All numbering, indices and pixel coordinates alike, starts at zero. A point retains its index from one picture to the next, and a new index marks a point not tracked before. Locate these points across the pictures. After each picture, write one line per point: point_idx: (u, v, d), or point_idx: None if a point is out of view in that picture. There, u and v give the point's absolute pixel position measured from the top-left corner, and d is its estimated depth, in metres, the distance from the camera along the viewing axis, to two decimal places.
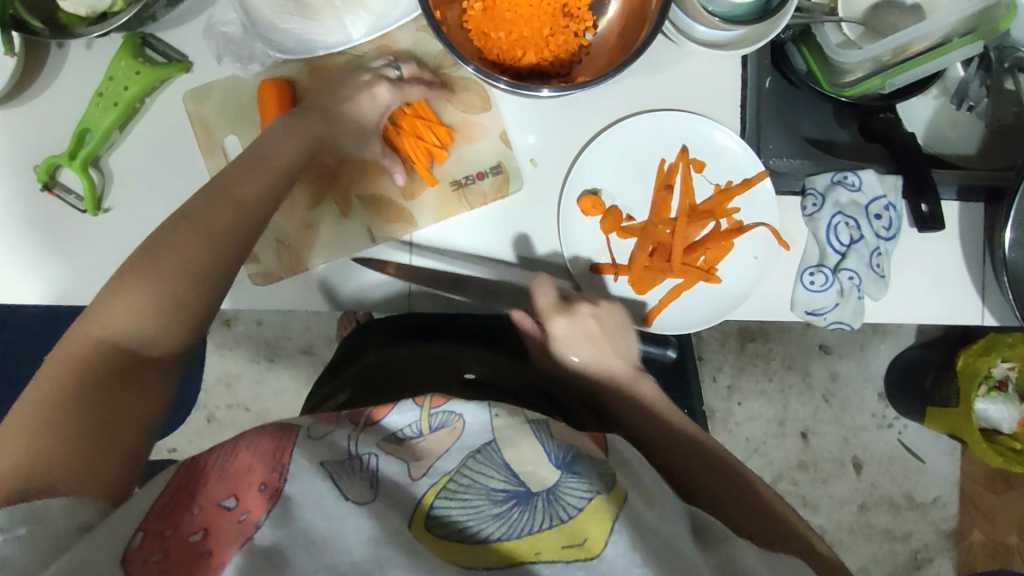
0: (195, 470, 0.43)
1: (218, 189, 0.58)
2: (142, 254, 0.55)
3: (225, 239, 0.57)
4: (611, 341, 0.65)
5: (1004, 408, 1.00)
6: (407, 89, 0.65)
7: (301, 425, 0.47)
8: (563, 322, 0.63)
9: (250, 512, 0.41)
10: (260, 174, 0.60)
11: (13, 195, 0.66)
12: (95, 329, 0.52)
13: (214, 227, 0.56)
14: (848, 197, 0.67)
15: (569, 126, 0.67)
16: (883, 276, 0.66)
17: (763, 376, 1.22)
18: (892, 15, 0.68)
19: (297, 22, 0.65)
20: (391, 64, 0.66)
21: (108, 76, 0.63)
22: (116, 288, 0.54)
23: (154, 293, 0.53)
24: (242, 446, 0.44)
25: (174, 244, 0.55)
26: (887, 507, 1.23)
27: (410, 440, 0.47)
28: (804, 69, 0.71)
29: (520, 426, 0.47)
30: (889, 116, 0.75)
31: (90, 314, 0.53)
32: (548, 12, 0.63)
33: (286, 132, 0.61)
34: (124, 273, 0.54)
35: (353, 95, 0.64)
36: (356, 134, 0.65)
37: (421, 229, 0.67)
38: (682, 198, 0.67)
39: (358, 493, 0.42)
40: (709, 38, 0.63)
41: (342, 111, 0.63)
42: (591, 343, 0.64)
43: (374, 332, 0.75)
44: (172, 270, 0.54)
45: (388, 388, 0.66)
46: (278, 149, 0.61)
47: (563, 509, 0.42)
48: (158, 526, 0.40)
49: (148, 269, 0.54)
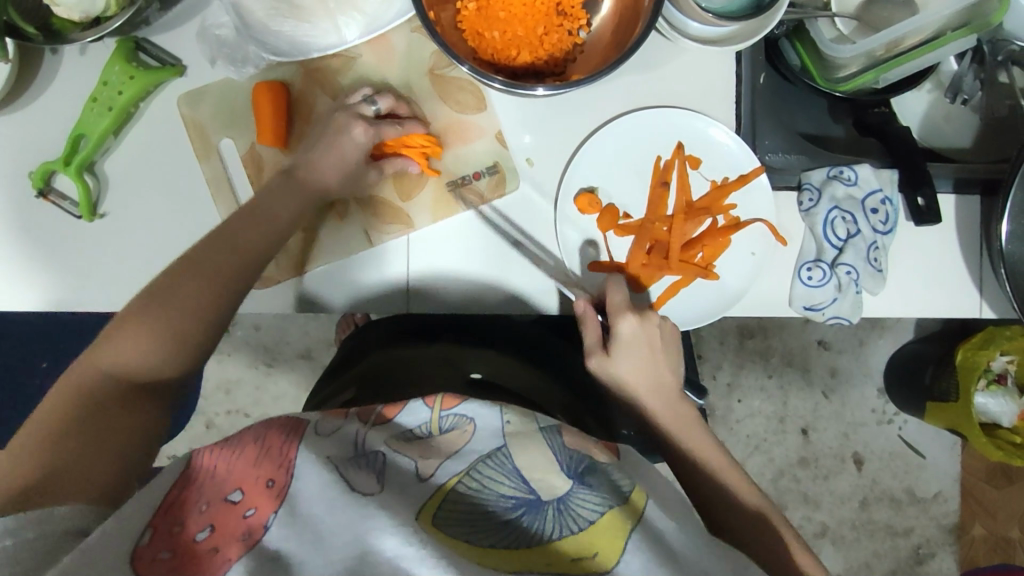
0: (203, 468, 0.43)
1: (222, 233, 0.59)
2: (147, 297, 0.57)
3: (227, 283, 0.58)
4: (668, 354, 0.64)
5: (1003, 402, 1.00)
6: (385, 129, 0.64)
7: (310, 420, 0.48)
8: (631, 322, 0.62)
9: (257, 508, 0.41)
10: (258, 224, 0.60)
11: (9, 201, 0.66)
12: (102, 362, 0.54)
13: (214, 272, 0.58)
14: (845, 192, 0.67)
15: (565, 125, 0.67)
16: (881, 270, 0.66)
17: (762, 373, 1.22)
18: (885, 9, 0.68)
19: (290, 25, 0.64)
20: (370, 99, 0.64)
21: (102, 81, 0.63)
22: (125, 324, 0.55)
23: (159, 333, 0.55)
24: (250, 442, 0.45)
25: (183, 286, 0.57)
26: (888, 503, 1.23)
27: (419, 440, 0.48)
28: (798, 64, 0.71)
29: (532, 434, 0.48)
30: (884, 111, 0.73)
31: (97, 348, 0.55)
32: (542, 10, 0.63)
33: (292, 196, 0.62)
34: (133, 310, 0.56)
35: (332, 141, 0.62)
36: (348, 180, 0.64)
37: (420, 231, 0.67)
38: (678, 194, 0.67)
39: (365, 485, 0.42)
40: (703, 35, 0.63)
41: (321, 156, 0.62)
42: (651, 363, 0.63)
43: (375, 331, 0.76)
44: (174, 310, 0.56)
45: (395, 387, 0.67)
46: (280, 211, 0.62)
47: (574, 520, 0.42)
48: (164, 522, 0.40)
49: (152, 309, 0.56)
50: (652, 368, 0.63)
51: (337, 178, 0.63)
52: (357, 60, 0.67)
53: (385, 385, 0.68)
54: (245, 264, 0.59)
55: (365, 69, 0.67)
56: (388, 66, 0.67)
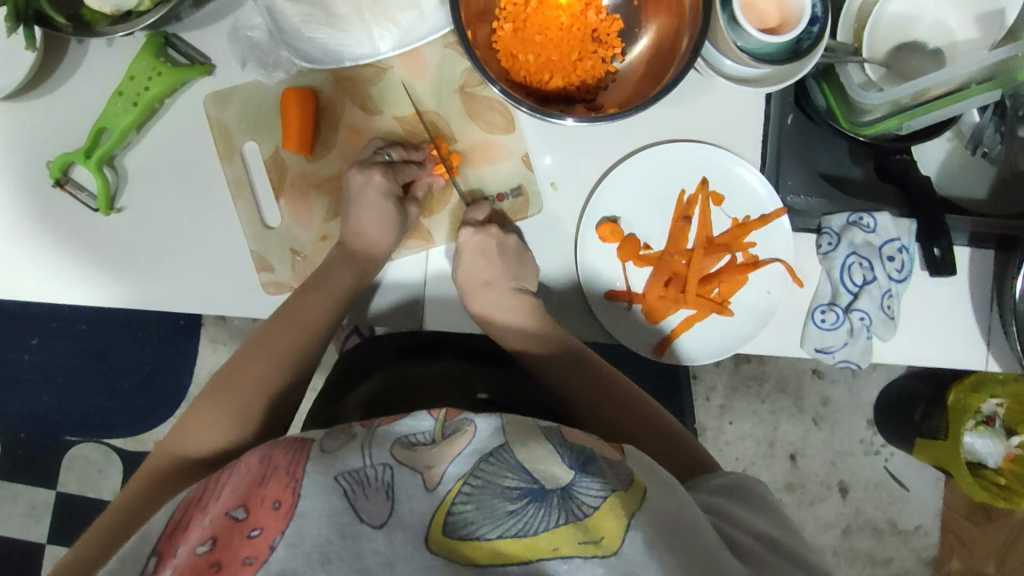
0: (215, 489, 0.46)
1: (282, 314, 0.64)
2: (216, 382, 0.62)
3: (287, 361, 0.63)
4: (506, 262, 0.65)
5: (989, 443, 1.02)
6: (403, 174, 0.65)
7: (314, 440, 0.49)
8: (467, 231, 0.65)
9: (261, 529, 0.41)
10: (320, 294, 0.65)
11: (26, 189, 0.65)
12: (172, 448, 0.58)
13: (281, 351, 0.63)
14: (863, 238, 0.67)
15: (590, 151, 0.67)
16: (892, 318, 0.67)
17: (755, 398, 1.23)
18: (914, 58, 0.68)
19: (324, 32, 0.62)
20: (379, 150, 0.66)
21: (129, 75, 0.62)
22: (194, 412, 0.59)
23: (226, 412, 0.59)
24: (258, 462, 0.47)
25: (249, 368, 0.62)
26: (870, 532, 1.24)
27: (423, 446, 0.47)
28: (824, 106, 0.71)
29: (535, 434, 0.47)
30: (906, 158, 0.74)
31: (170, 436, 0.59)
32: (577, 37, 0.63)
33: (346, 261, 0.65)
34: (201, 400, 0.60)
35: (361, 196, 0.65)
36: (397, 231, 0.66)
37: (438, 247, 0.69)
38: (699, 230, 0.67)
39: (375, 514, 0.42)
40: (736, 73, 0.63)
41: (358, 206, 0.66)
42: (482, 269, 0.65)
43: (378, 350, 0.73)
44: (244, 391, 0.61)
45: (406, 405, 0.66)
46: (338, 277, 0.65)
47: (579, 507, 0.42)
48: (175, 545, 0.43)
49: (218, 397, 0.60)
50: (483, 273, 0.65)
51: (384, 238, 0.65)
52: (390, 71, 0.66)
53: (392, 400, 0.67)
54: (309, 341, 0.64)
55: (397, 81, 0.66)
56: (420, 79, 0.66)
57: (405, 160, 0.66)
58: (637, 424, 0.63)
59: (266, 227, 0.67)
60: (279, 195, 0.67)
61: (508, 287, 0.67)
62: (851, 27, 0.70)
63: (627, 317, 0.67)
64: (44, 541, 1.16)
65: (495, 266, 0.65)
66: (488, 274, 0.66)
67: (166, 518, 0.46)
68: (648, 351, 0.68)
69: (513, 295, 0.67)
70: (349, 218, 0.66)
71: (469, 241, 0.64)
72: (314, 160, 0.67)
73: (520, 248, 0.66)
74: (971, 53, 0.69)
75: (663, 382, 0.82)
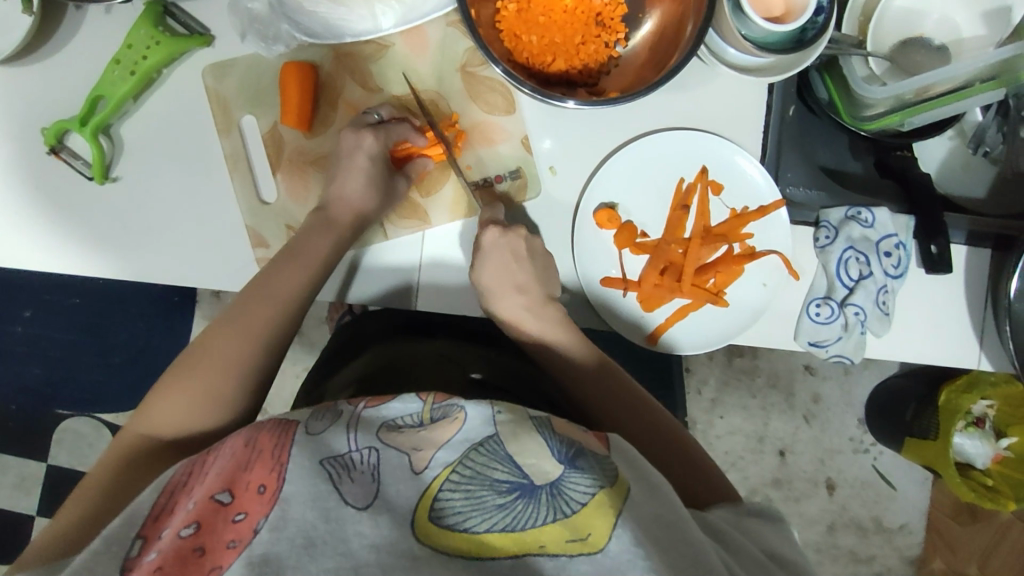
0: (200, 472, 0.46)
1: (258, 288, 0.63)
2: (189, 354, 0.60)
3: (261, 336, 0.61)
4: (536, 265, 0.65)
5: (979, 445, 1.02)
6: (394, 134, 0.65)
7: (299, 421, 0.48)
8: (493, 231, 0.63)
9: (246, 513, 0.42)
10: (295, 265, 0.63)
11: (21, 157, 0.64)
12: (142, 425, 0.57)
13: (253, 329, 0.61)
14: (861, 233, 0.67)
15: (590, 139, 0.67)
16: (888, 313, 0.67)
17: (746, 393, 1.23)
18: (918, 54, 0.67)
19: (325, 6, 0.62)
20: (368, 114, 0.66)
21: (127, 43, 0.61)
22: (162, 389, 0.58)
23: (197, 388, 0.58)
24: (242, 446, 0.46)
25: (216, 346, 0.60)
26: (855, 530, 1.25)
27: (410, 429, 0.46)
28: (825, 98, 0.70)
29: (523, 422, 0.46)
30: (906, 156, 0.73)
31: (143, 411, 0.58)
32: (580, 20, 0.62)
33: (327, 229, 0.64)
34: (172, 375, 0.59)
35: (349, 156, 0.65)
36: (379, 198, 0.66)
37: (434, 227, 0.67)
38: (696, 219, 0.67)
39: (360, 496, 0.42)
40: (740, 62, 0.63)
41: (341, 167, 0.65)
42: (513, 273, 0.64)
43: (374, 325, 0.73)
44: (217, 367, 0.59)
45: (402, 382, 0.66)
46: (318, 246, 0.64)
47: (567, 504, 0.41)
48: (159, 527, 0.43)
49: (191, 374, 0.59)
50: (510, 278, 0.64)
51: (366, 198, 0.65)
52: (391, 48, 0.66)
53: (387, 379, 0.66)
54: (283, 316, 0.63)
55: (398, 58, 0.66)
56: (422, 58, 0.66)
57: (398, 121, 0.66)
58: (628, 409, 0.63)
59: (263, 202, 0.66)
60: (277, 169, 0.67)
61: (541, 293, 0.66)
62: (856, 21, 0.70)
63: (622, 304, 0.67)
64: (32, 512, 1.17)
65: (525, 269, 0.64)
66: (519, 278, 0.64)
67: (149, 499, 0.45)
68: (645, 339, 0.68)
69: (543, 303, 0.66)
70: (335, 182, 0.66)
71: (496, 244, 0.63)
72: (313, 136, 0.67)
73: (545, 253, 0.66)
74: (976, 50, 0.69)
75: (655, 375, 0.82)
